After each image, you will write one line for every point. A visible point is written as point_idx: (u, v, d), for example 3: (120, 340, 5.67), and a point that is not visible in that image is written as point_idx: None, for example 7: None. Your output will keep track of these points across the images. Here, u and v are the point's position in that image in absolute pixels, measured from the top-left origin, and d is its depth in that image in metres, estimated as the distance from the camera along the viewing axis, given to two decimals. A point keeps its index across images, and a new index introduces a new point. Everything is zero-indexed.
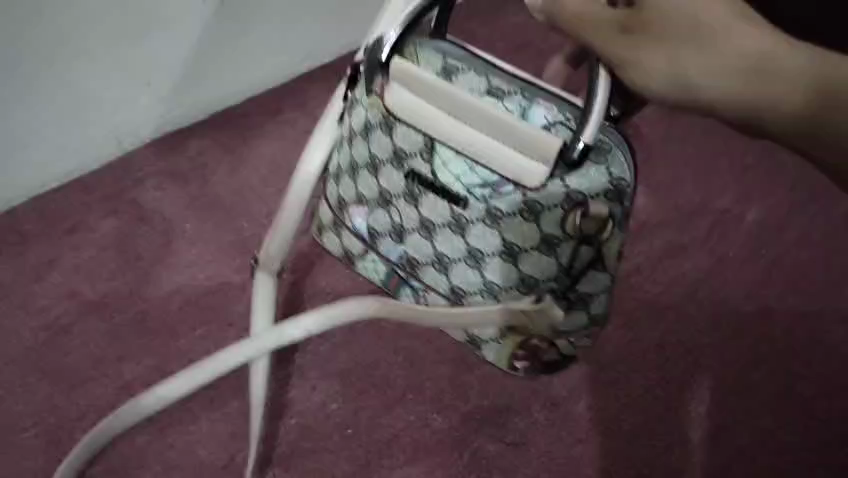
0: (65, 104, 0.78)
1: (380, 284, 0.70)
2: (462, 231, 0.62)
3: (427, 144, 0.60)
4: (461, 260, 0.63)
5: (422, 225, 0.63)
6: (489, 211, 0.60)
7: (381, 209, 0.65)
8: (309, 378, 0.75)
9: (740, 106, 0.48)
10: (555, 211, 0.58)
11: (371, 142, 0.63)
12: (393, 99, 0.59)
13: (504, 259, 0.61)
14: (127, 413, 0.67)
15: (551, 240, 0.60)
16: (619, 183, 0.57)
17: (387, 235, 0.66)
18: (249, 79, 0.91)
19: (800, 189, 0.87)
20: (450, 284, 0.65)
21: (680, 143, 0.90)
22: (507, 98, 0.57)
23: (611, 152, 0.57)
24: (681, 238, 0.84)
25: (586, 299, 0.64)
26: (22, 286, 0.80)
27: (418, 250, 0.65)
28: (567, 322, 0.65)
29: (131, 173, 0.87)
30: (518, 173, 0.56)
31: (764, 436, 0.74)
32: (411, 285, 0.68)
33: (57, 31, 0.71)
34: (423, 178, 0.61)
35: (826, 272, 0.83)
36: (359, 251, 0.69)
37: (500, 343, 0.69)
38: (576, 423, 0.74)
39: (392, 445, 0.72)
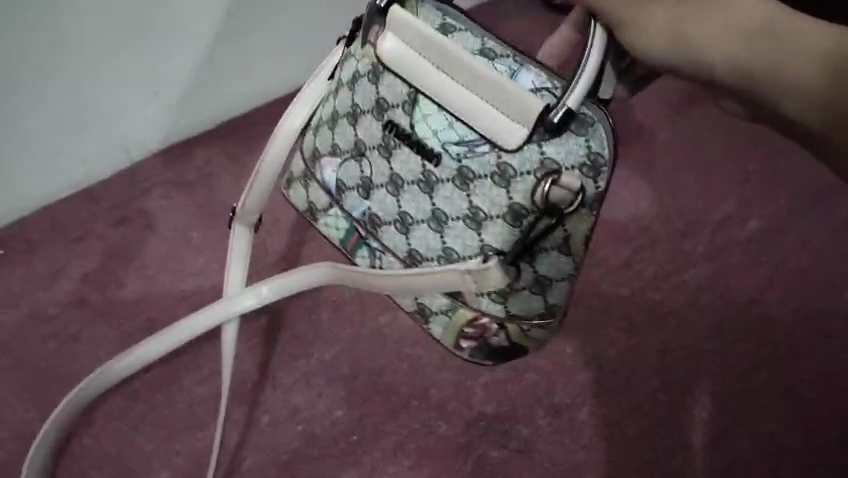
0: (72, 114, 0.79)
1: (338, 242, 0.72)
2: (430, 191, 0.62)
3: (411, 96, 0.61)
4: (424, 222, 0.64)
5: (391, 181, 0.64)
6: (461, 172, 0.60)
7: (354, 161, 0.66)
8: (314, 385, 0.76)
9: (740, 73, 0.51)
10: (527, 179, 0.59)
11: (356, 92, 0.65)
12: (389, 49, 0.61)
13: (468, 225, 0.62)
14: (102, 379, 0.70)
15: (516, 208, 0.60)
16: (596, 158, 0.58)
17: (354, 190, 0.67)
18: (254, 89, 0.91)
19: (801, 195, 0.88)
20: (408, 247, 0.66)
21: (682, 149, 0.90)
22: (498, 60, 0.58)
23: (592, 126, 0.57)
24: (683, 243, 0.84)
25: (544, 284, 0.64)
26: (31, 293, 0.81)
27: (381, 207, 0.66)
28: (520, 305, 0.66)
29: (138, 182, 0.88)
30: (497, 133, 0.58)
31: (767, 441, 0.74)
32: (369, 244, 0.69)
33: (64, 41, 0.72)
34: (400, 130, 0.62)
35: (827, 278, 0.83)
36: (323, 206, 0.71)
37: (448, 316, 0.70)
38: (581, 430, 0.74)
39: (397, 451, 0.73)
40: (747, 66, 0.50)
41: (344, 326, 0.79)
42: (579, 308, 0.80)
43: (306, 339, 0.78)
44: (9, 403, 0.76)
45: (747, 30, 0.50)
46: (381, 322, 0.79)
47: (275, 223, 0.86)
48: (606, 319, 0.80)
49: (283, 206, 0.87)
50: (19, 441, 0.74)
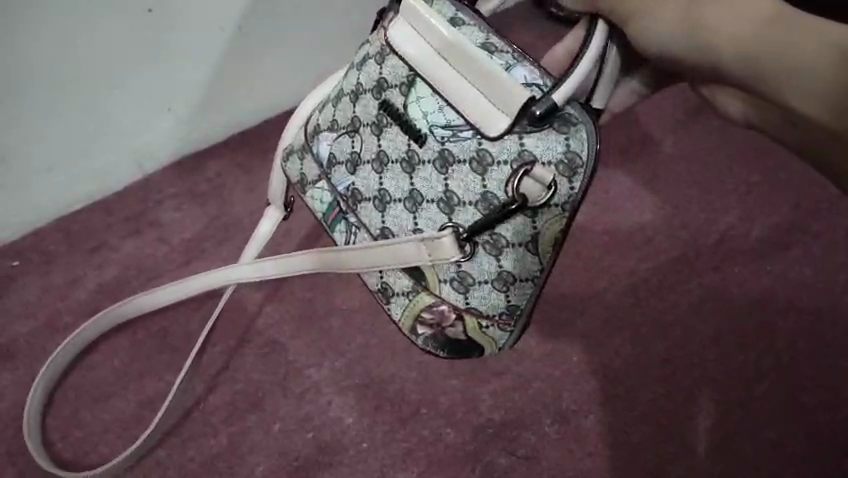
0: (89, 130, 0.81)
1: (321, 216, 0.69)
2: (411, 171, 0.60)
3: (409, 79, 0.60)
4: (400, 201, 0.61)
5: (377, 157, 0.62)
6: (442, 155, 0.58)
7: (347, 136, 0.65)
8: (325, 393, 0.77)
9: (745, 64, 0.51)
10: (503, 169, 0.56)
11: (362, 71, 0.64)
12: (396, 35, 0.60)
13: (441, 208, 0.59)
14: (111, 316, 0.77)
15: (489, 197, 0.57)
16: (573, 158, 0.55)
17: (343, 164, 0.65)
18: (264, 101, 0.93)
19: (802, 207, 0.89)
20: (381, 224, 0.63)
21: (684, 163, 0.92)
22: (498, 54, 0.56)
23: (575, 127, 0.55)
24: (687, 253, 0.86)
25: (508, 282, 0.60)
26: (48, 304, 0.83)
27: (364, 183, 0.64)
28: (481, 298, 0.61)
29: (152, 194, 0.90)
30: (483, 121, 0.56)
31: (771, 448, 0.75)
32: (346, 219, 0.66)
33: (83, 62, 0.74)
34: (392, 110, 0.61)
35: (829, 288, 0.84)
36: (313, 178, 0.69)
37: (408, 299, 0.65)
38: (587, 436, 0.75)
39: (407, 459, 0.74)
40: (751, 57, 0.50)
41: (355, 336, 0.80)
42: (585, 318, 0.82)
43: (318, 348, 0.80)
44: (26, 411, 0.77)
45: (754, 19, 0.50)
46: (390, 330, 0.81)
47: (285, 235, 0.88)
48: (612, 327, 0.81)
49: (293, 219, 0.89)
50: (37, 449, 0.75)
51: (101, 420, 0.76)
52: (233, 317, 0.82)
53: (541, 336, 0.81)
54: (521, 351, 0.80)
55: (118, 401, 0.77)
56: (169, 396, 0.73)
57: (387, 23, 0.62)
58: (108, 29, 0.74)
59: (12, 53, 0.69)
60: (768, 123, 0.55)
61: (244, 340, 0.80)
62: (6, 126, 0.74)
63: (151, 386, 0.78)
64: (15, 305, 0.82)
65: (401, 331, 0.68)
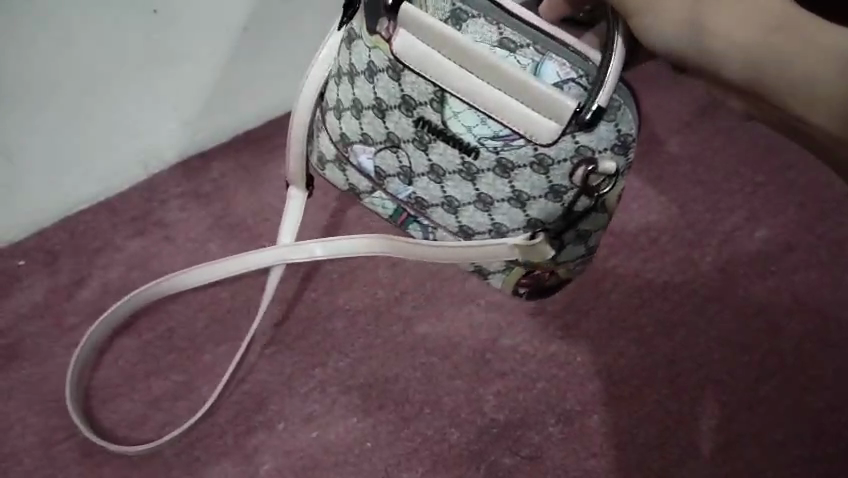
0: (93, 129, 0.81)
1: (387, 215, 0.79)
2: (472, 179, 0.68)
3: (438, 96, 0.65)
4: (470, 203, 0.71)
5: (431, 170, 0.70)
6: (500, 163, 0.66)
7: (390, 151, 0.72)
8: (329, 393, 0.77)
9: (750, 69, 0.51)
10: (564, 165, 0.64)
11: (376, 86, 0.68)
12: (401, 46, 0.63)
13: (512, 204, 0.69)
14: (149, 291, 0.77)
15: (557, 187, 0.66)
16: (625, 139, 0.63)
17: (396, 177, 0.74)
18: (267, 102, 0.93)
19: (807, 208, 0.89)
20: (458, 223, 0.73)
21: (691, 164, 0.91)
22: (520, 52, 0.61)
23: (620, 110, 0.61)
24: (691, 254, 0.86)
25: (585, 236, 0.73)
26: (54, 305, 0.83)
27: (427, 192, 0.72)
28: (570, 253, 0.74)
29: (157, 194, 0.90)
30: (529, 129, 0.60)
31: (773, 450, 0.76)
32: (419, 221, 0.76)
33: (86, 62, 0.74)
34: (432, 127, 0.67)
35: (834, 290, 0.84)
36: (366, 188, 0.78)
37: (504, 273, 0.77)
38: (590, 437, 0.76)
39: (411, 459, 0.75)
40: (758, 63, 0.50)
41: (358, 337, 0.80)
42: (591, 319, 0.81)
43: (321, 349, 0.79)
44: (33, 411, 0.77)
45: (761, 22, 0.50)
46: (394, 331, 0.80)
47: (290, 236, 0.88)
48: (616, 328, 0.81)
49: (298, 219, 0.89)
50: (45, 449, 0.75)
51: (109, 420, 0.77)
52: (236, 318, 0.81)
53: (546, 336, 0.80)
54: (525, 351, 0.79)
55: (125, 401, 0.78)
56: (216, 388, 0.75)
57: (388, 33, 0.64)
58: (112, 32, 0.74)
59: (15, 54, 0.69)
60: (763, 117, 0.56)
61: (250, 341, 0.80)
62: (8, 130, 0.74)
63: (157, 386, 0.78)
64: (21, 305, 0.83)
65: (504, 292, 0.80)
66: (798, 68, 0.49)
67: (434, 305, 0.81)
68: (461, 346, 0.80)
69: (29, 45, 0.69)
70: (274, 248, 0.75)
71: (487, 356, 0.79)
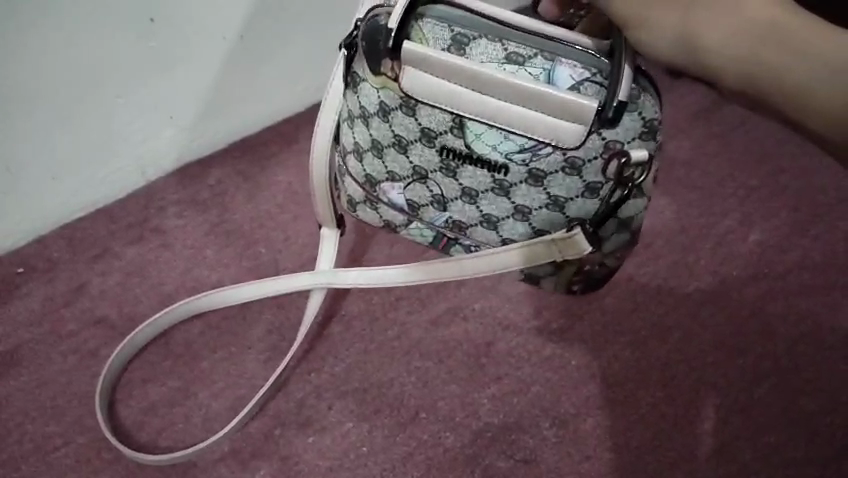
0: (88, 137, 0.81)
1: (427, 243, 0.80)
2: (506, 193, 0.69)
3: (457, 122, 0.66)
4: (508, 216, 0.72)
5: (464, 193, 0.71)
6: (532, 173, 0.67)
7: (418, 184, 0.73)
8: (325, 398, 0.77)
9: (742, 72, 0.50)
10: (596, 162, 0.65)
11: (393, 123, 0.69)
12: (412, 82, 0.64)
13: (551, 209, 0.70)
14: (163, 320, 0.79)
15: (592, 185, 0.67)
16: (652, 124, 0.63)
17: (429, 205, 0.74)
18: (266, 107, 0.94)
19: (800, 211, 0.90)
20: (500, 237, 0.74)
21: (684, 169, 0.93)
22: (529, 63, 0.62)
23: (640, 98, 0.62)
24: (686, 257, 0.86)
25: (628, 222, 0.73)
26: (51, 311, 0.83)
27: (463, 214, 0.73)
28: (615, 241, 0.75)
29: (154, 202, 0.90)
30: (557, 136, 0.62)
31: (768, 452, 0.75)
32: (461, 243, 0.77)
33: (81, 68, 0.75)
34: (458, 153, 0.68)
35: (828, 292, 0.85)
36: (402, 221, 0.78)
37: (555, 275, 0.80)
38: (586, 440, 0.76)
39: (406, 463, 0.74)
40: (751, 67, 0.50)
41: (355, 341, 0.81)
42: (586, 322, 0.82)
43: (317, 354, 0.80)
44: (31, 418, 0.77)
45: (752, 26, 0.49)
46: (390, 335, 0.81)
47: (287, 242, 0.88)
48: (611, 332, 0.82)
49: (294, 226, 0.89)
50: (41, 455, 0.75)
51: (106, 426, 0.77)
52: (233, 324, 0.82)
53: (541, 340, 0.81)
54: (520, 355, 0.80)
55: (122, 408, 0.78)
56: (256, 397, 0.75)
57: (394, 71, 0.65)
58: (105, 38, 0.74)
59: (14, 52, 0.69)
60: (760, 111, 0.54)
61: (244, 346, 0.81)
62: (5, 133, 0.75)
63: (153, 392, 0.79)
64: (19, 312, 0.83)
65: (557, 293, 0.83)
66: (813, 73, 0.47)
67: (430, 308, 0.83)
68: (458, 350, 0.80)
69: (24, 43, 0.69)
70: (304, 275, 0.77)
71: (483, 360, 0.80)
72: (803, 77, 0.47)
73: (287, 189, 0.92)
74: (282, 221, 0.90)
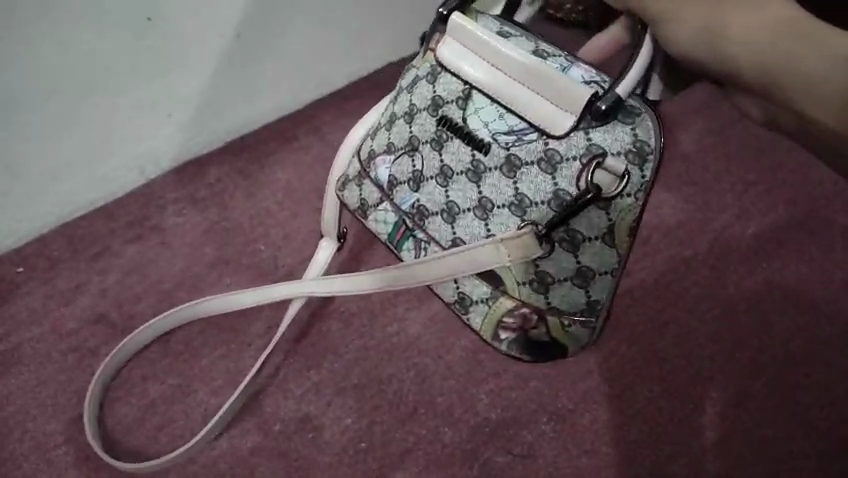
0: (89, 139, 0.82)
1: (386, 237, 0.73)
2: (477, 180, 0.65)
3: (466, 92, 0.66)
4: (470, 210, 0.67)
5: (441, 172, 0.68)
6: (509, 160, 0.64)
7: (407, 157, 0.70)
8: (324, 395, 0.78)
9: (754, 68, 0.51)
10: (573, 164, 0.61)
11: (414, 93, 0.70)
12: (448, 51, 0.66)
13: (512, 211, 0.64)
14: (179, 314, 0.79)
15: (561, 193, 0.62)
16: (641, 145, 0.61)
17: (406, 183, 0.70)
18: (263, 106, 0.94)
19: (798, 205, 0.90)
20: (453, 235, 0.68)
21: (682, 164, 0.93)
22: (551, 58, 0.63)
23: (639, 116, 0.61)
24: (683, 252, 0.87)
25: (587, 275, 0.66)
26: (52, 310, 0.83)
27: (430, 199, 0.69)
28: (561, 295, 0.67)
29: (154, 200, 0.91)
30: (545, 122, 0.61)
31: (765, 446, 0.75)
32: (415, 236, 0.71)
33: (80, 71, 0.75)
34: (452, 124, 0.66)
35: (826, 286, 0.85)
36: (373, 201, 0.73)
37: (489, 306, 0.70)
38: (584, 434, 0.76)
39: (405, 458, 0.75)
40: (761, 62, 0.51)
41: (354, 338, 0.81)
42: None
43: (318, 350, 0.81)
44: (32, 416, 0.77)
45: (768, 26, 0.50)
46: (388, 332, 0.82)
47: (286, 239, 0.89)
48: (609, 327, 0.82)
49: (293, 222, 0.90)
50: (42, 453, 0.75)
51: (106, 424, 0.78)
52: (232, 322, 0.83)
53: None
54: None
55: (122, 405, 0.79)
56: (240, 387, 0.76)
57: (436, 43, 0.69)
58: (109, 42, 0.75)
59: (17, 40, 0.70)
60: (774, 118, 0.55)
61: (244, 343, 0.81)
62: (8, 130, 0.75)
63: (153, 390, 0.79)
64: (19, 311, 0.83)
65: (483, 339, 0.72)
66: (818, 65, 0.48)
67: (428, 305, 0.83)
68: (455, 346, 0.81)
69: (24, 36, 0.70)
70: (295, 282, 0.75)
71: (481, 356, 0.80)
72: (801, 66, 0.48)
73: (285, 187, 0.92)
74: (281, 218, 0.90)
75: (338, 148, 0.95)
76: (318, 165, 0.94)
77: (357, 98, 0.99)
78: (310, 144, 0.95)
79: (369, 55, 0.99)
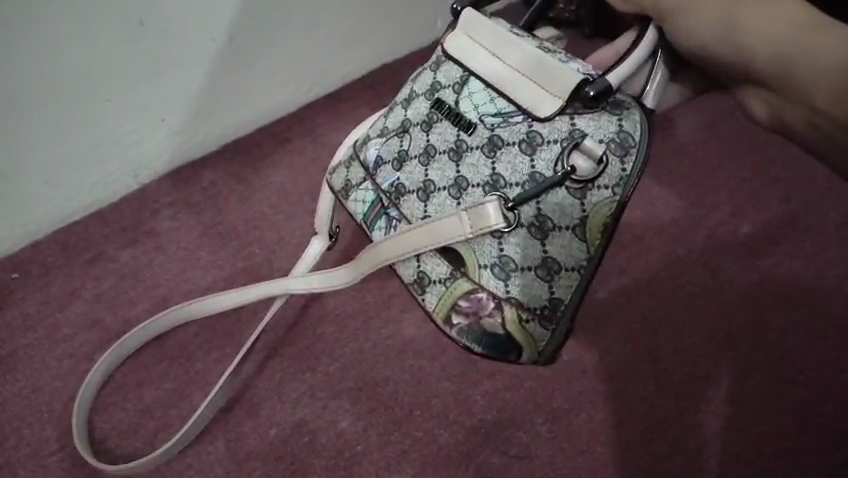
0: (81, 144, 0.81)
1: (361, 217, 0.71)
2: (458, 159, 0.64)
3: (463, 79, 0.65)
4: (445, 189, 0.64)
5: (424, 151, 0.66)
6: (491, 140, 0.62)
7: (396, 138, 0.69)
8: (319, 398, 0.78)
9: (771, 58, 0.52)
10: (553, 147, 0.59)
11: (416, 82, 0.69)
12: (455, 42, 0.66)
13: (486, 191, 0.62)
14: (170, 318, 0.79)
15: (536, 176, 0.60)
16: (625, 136, 0.58)
17: (390, 163, 0.69)
18: (257, 110, 0.94)
19: (792, 202, 0.90)
20: (424, 212, 0.65)
21: (676, 162, 0.93)
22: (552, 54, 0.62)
23: (627, 109, 0.59)
24: (677, 251, 0.87)
25: (552, 267, 0.60)
26: (46, 316, 0.83)
27: (410, 178, 0.66)
28: (523, 286, 0.61)
29: (148, 205, 0.91)
30: (535, 105, 0.60)
31: (761, 442, 0.75)
32: (388, 214, 0.68)
33: (75, 74, 0.75)
34: (444, 106, 0.65)
35: (820, 283, 0.85)
36: (357, 182, 0.72)
37: (446, 287, 0.65)
38: (579, 434, 0.76)
39: (400, 460, 0.74)
40: (778, 52, 0.51)
41: (350, 340, 0.81)
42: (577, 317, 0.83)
43: (313, 354, 0.81)
44: (27, 422, 0.77)
45: (786, 17, 0.51)
46: (384, 334, 0.82)
47: (281, 242, 0.88)
48: (603, 326, 0.82)
49: (287, 226, 0.89)
50: (37, 460, 0.75)
51: (102, 429, 0.77)
52: (227, 326, 0.83)
53: None
54: None
55: (117, 410, 0.79)
56: (222, 380, 0.75)
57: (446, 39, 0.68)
58: (103, 44, 0.75)
59: (21, 40, 0.69)
60: (780, 117, 0.55)
61: (240, 346, 0.81)
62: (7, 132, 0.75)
63: (149, 395, 0.79)
64: (14, 317, 0.83)
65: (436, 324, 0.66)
66: (832, 55, 0.48)
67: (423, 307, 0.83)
68: (450, 347, 0.81)
69: (28, 38, 0.69)
70: (276, 279, 0.75)
71: (476, 356, 0.80)
72: (818, 55, 0.49)
73: (280, 189, 0.92)
74: (275, 221, 0.90)
75: (331, 149, 0.95)
76: (311, 166, 0.94)
77: (350, 102, 0.99)
78: (304, 147, 0.95)
79: (363, 56, 0.99)
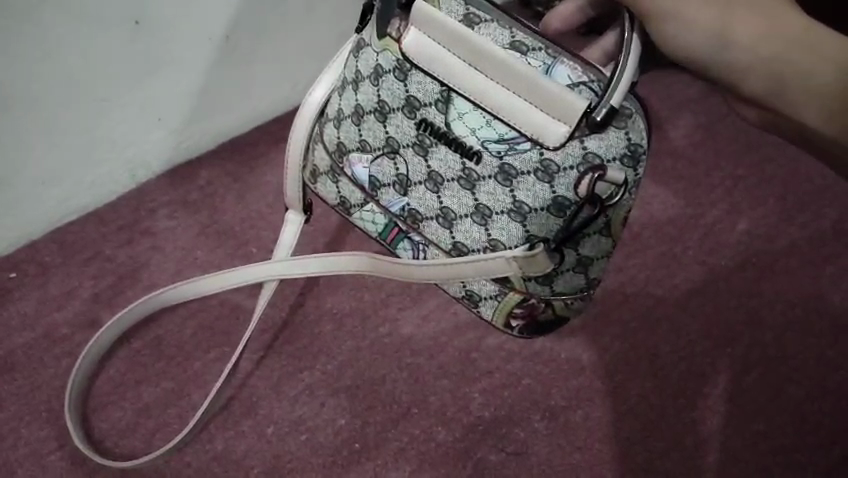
0: (78, 145, 0.82)
1: (377, 234, 0.75)
2: (471, 187, 0.66)
3: (443, 96, 0.64)
4: (467, 215, 0.67)
5: (429, 177, 0.68)
6: (503, 169, 0.64)
7: (387, 158, 0.69)
8: (317, 396, 0.78)
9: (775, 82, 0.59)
10: (570, 173, 0.62)
11: (381, 88, 0.67)
12: (414, 47, 0.64)
13: (513, 217, 0.66)
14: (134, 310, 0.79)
15: (559, 200, 0.64)
16: (635, 149, 0.62)
17: (391, 186, 0.70)
18: (258, 109, 0.95)
19: (789, 200, 0.90)
20: (452, 238, 0.69)
21: (671, 159, 0.92)
22: (531, 54, 0.61)
23: (631, 118, 0.61)
24: (674, 248, 0.87)
25: (587, 262, 0.69)
26: (44, 316, 0.84)
27: (422, 203, 0.69)
28: (564, 284, 0.71)
29: (144, 204, 0.91)
30: (538, 132, 0.61)
31: (756, 438, 0.77)
32: (410, 238, 0.72)
33: (69, 77, 0.75)
34: (434, 129, 0.65)
35: (815, 280, 0.86)
36: (358, 201, 0.74)
37: (499, 300, 0.73)
38: (576, 432, 0.77)
39: (399, 458, 0.75)
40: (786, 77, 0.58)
41: (348, 338, 0.81)
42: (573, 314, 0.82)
43: (311, 352, 0.80)
44: (25, 422, 0.78)
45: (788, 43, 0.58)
46: (381, 333, 0.81)
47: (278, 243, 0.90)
48: (601, 324, 0.82)
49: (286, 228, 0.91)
50: (37, 459, 0.76)
51: (100, 429, 0.78)
52: (224, 324, 0.82)
53: None
54: (511, 349, 0.80)
55: (116, 409, 0.79)
56: (221, 377, 0.74)
57: (399, 33, 0.65)
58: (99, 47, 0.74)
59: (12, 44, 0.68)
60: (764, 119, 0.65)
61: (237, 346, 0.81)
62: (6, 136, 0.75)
63: (147, 393, 0.79)
64: (13, 316, 0.84)
65: (493, 324, 0.76)
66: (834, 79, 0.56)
67: (420, 305, 0.83)
68: (448, 346, 0.81)
69: (22, 39, 0.69)
70: (259, 264, 0.76)
71: (474, 355, 0.80)
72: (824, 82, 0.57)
73: (278, 189, 0.93)
74: (272, 221, 0.91)
75: None
76: None
77: None
78: None
79: None
